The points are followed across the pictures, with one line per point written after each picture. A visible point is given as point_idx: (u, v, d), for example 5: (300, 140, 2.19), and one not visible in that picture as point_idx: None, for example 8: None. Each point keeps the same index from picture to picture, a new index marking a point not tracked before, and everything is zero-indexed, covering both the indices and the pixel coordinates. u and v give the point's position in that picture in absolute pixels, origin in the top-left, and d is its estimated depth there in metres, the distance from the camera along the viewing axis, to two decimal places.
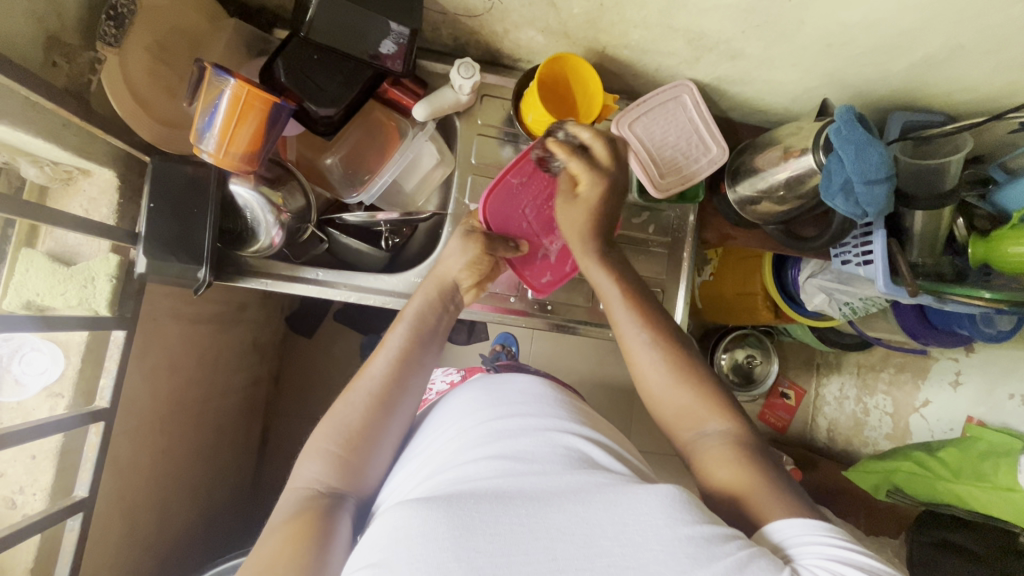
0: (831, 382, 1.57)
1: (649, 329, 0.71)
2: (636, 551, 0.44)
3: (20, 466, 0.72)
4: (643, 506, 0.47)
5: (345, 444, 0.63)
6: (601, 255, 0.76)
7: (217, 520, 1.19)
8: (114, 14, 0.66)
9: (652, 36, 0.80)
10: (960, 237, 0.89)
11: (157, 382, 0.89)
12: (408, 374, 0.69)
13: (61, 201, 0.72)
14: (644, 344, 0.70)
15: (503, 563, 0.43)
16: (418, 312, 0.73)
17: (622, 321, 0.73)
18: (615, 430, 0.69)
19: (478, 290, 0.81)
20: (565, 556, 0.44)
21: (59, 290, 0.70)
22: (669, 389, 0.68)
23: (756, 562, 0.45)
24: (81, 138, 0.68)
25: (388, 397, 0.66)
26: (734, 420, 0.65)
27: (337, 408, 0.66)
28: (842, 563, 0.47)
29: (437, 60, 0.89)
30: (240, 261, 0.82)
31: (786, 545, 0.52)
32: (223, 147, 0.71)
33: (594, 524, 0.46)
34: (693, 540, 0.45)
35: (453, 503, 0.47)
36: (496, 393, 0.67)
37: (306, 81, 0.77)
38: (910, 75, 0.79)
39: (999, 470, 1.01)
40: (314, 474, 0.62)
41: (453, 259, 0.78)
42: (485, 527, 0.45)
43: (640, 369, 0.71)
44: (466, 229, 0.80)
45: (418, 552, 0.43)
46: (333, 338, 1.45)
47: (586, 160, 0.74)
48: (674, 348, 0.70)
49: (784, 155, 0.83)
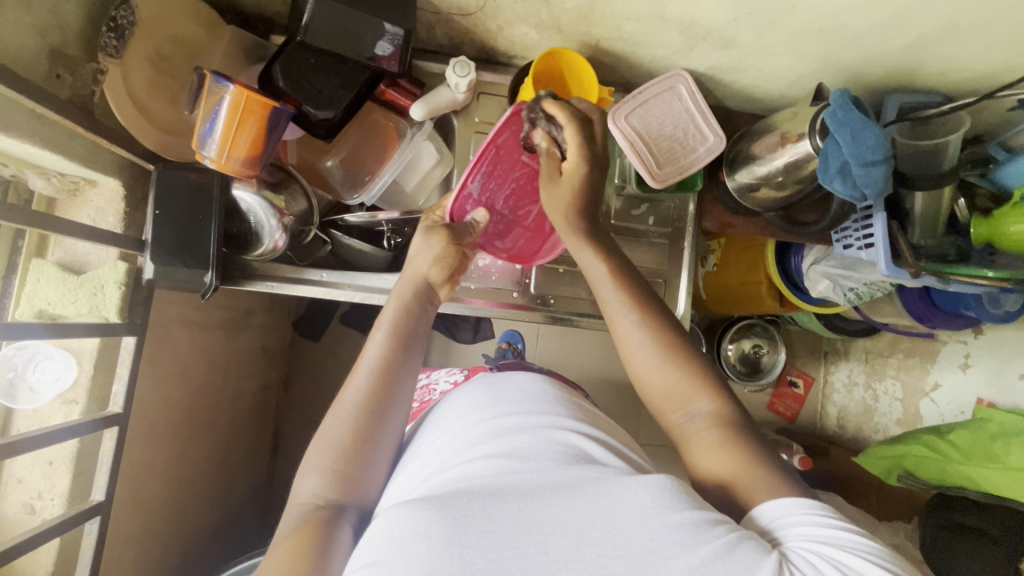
0: (839, 369, 1.59)
1: (638, 310, 0.68)
2: (627, 540, 0.45)
3: (38, 472, 0.74)
4: (634, 497, 0.48)
5: (341, 457, 0.63)
6: (588, 235, 0.73)
7: (231, 523, 1.20)
8: (115, 26, 0.68)
9: (644, 28, 0.80)
10: (962, 217, 0.89)
11: (168, 388, 0.91)
12: (397, 381, 0.68)
13: (68, 211, 0.74)
14: (633, 325, 0.68)
15: (496, 559, 0.44)
16: (394, 319, 0.71)
17: (610, 301, 0.70)
18: (618, 428, 0.69)
19: (452, 285, 0.79)
20: (556, 549, 0.44)
21: (70, 299, 0.72)
22: (656, 368, 0.67)
23: (745, 543, 0.46)
24: (87, 149, 0.69)
25: (377, 406, 0.66)
26: (723, 401, 0.64)
27: (326, 424, 0.65)
28: (833, 546, 0.47)
29: (432, 59, 0.89)
30: (245, 265, 0.82)
31: (772, 526, 0.52)
32: (224, 152, 0.71)
33: (585, 516, 0.46)
34: (683, 525, 0.46)
35: (447, 502, 0.48)
36: (497, 391, 0.68)
37: (305, 86, 0.77)
38: (905, 56, 0.79)
39: (1009, 451, 1.00)
40: (314, 490, 0.62)
41: (421, 258, 0.76)
42: (478, 525, 0.46)
43: (629, 351, 0.69)
44: (427, 224, 0.79)
45: (410, 550, 0.44)
46: (344, 340, 1.47)
47: (580, 132, 0.72)
48: (664, 326, 0.68)
49: (781, 141, 0.83)
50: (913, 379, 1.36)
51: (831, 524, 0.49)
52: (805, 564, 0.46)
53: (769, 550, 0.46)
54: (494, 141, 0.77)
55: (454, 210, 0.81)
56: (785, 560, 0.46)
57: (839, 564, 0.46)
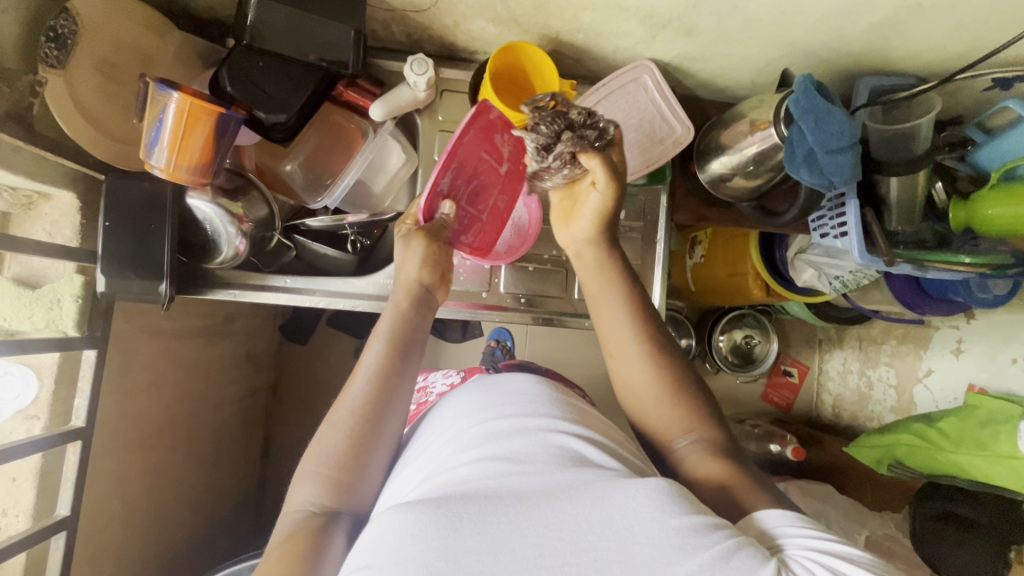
0: (834, 357, 1.56)
1: (643, 342, 0.69)
2: (624, 544, 0.43)
3: (2, 489, 0.74)
4: (631, 501, 0.46)
5: (338, 464, 0.60)
6: (614, 259, 0.76)
7: (220, 529, 1.21)
8: (55, 36, 0.68)
9: (602, 18, 0.78)
10: (940, 202, 0.86)
11: (141, 398, 0.90)
12: (395, 389, 0.65)
13: (23, 226, 0.73)
14: (635, 359, 0.68)
15: (491, 562, 0.42)
16: (391, 328, 0.69)
17: (618, 342, 0.70)
18: (619, 432, 0.63)
19: (446, 287, 0.77)
20: (552, 552, 0.42)
21: (26, 314, 0.71)
22: (656, 401, 0.66)
23: (743, 550, 0.44)
24: (34, 163, 0.68)
25: (373, 417, 0.63)
26: (712, 431, 0.65)
27: (322, 433, 0.62)
28: (830, 555, 0.46)
29: (391, 57, 0.88)
30: (209, 274, 0.81)
31: (772, 531, 0.51)
32: (172, 160, 0.70)
33: (582, 519, 0.44)
34: (681, 530, 0.44)
35: (443, 503, 0.45)
36: (497, 383, 0.65)
37: (256, 90, 0.75)
38: (872, 37, 0.76)
39: (999, 437, 0.98)
40: (309, 497, 0.59)
41: (408, 263, 0.73)
42: (473, 527, 0.44)
43: (627, 381, 0.69)
44: (404, 231, 0.77)
45: (402, 551, 0.42)
46: (331, 343, 1.47)
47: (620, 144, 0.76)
48: (666, 364, 0.68)
49: (750, 128, 0.81)
50: (906, 366, 1.34)
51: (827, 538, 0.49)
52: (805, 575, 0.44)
53: (767, 559, 0.45)
54: (459, 138, 0.74)
55: (425, 209, 0.76)
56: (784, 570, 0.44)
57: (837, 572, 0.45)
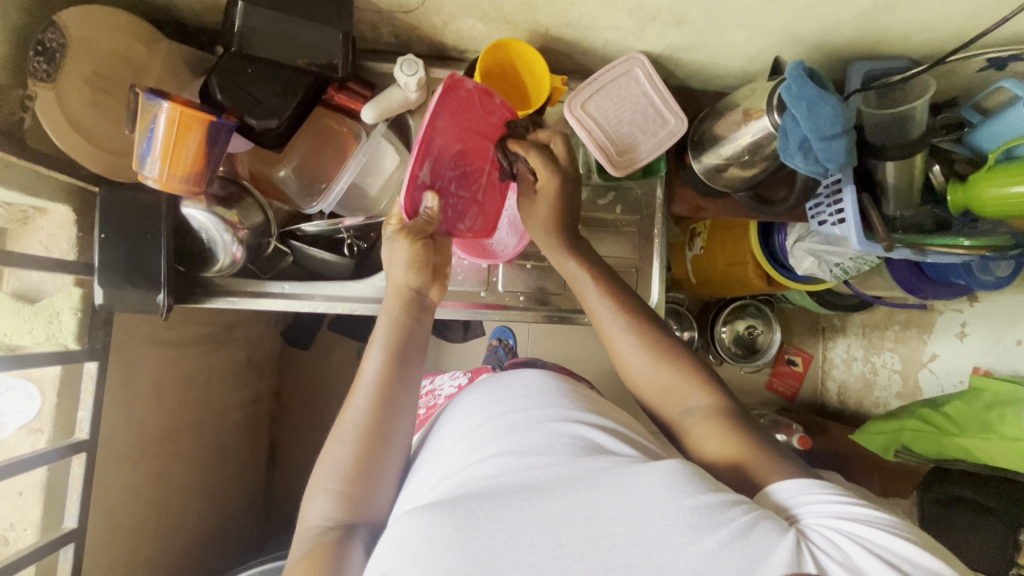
0: (838, 344, 1.55)
1: (623, 314, 0.71)
2: (641, 528, 0.43)
3: (9, 503, 0.74)
4: (645, 484, 0.45)
5: (347, 479, 0.60)
6: (569, 245, 0.78)
7: (228, 536, 1.21)
8: (43, 49, 0.68)
9: (591, 12, 0.77)
10: (938, 185, 0.86)
11: (145, 408, 0.91)
12: (400, 396, 0.65)
13: (18, 241, 0.74)
14: (620, 329, 0.71)
15: (510, 557, 0.42)
16: (388, 333, 0.69)
17: (596, 308, 0.73)
18: (626, 415, 0.64)
19: (439, 283, 0.76)
20: (570, 542, 0.42)
21: (26, 328, 0.72)
22: (647, 367, 0.68)
23: (762, 524, 0.44)
24: (27, 178, 0.68)
25: (379, 428, 0.63)
26: (719, 395, 0.65)
27: (328, 449, 0.62)
28: (846, 519, 0.47)
29: (381, 59, 0.87)
30: (207, 282, 0.82)
31: (789, 504, 0.51)
32: (165, 170, 0.70)
33: (597, 506, 0.44)
34: (697, 509, 0.44)
35: (458, 503, 0.45)
36: (503, 381, 0.65)
37: (245, 96, 0.75)
38: (864, 21, 0.75)
39: (1004, 420, 0.98)
40: (322, 512, 0.59)
41: (394, 267, 0.72)
42: (489, 524, 0.43)
43: (619, 353, 0.71)
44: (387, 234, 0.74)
45: (422, 554, 0.42)
46: (333, 347, 1.47)
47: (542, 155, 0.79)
48: (650, 332, 0.70)
49: (744, 117, 0.81)
50: (910, 351, 1.33)
51: (844, 502, 0.49)
52: (824, 542, 0.45)
53: (786, 529, 0.45)
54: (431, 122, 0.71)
55: (406, 205, 0.73)
56: (804, 540, 0.44)
57: (855, 537, 0.45)
